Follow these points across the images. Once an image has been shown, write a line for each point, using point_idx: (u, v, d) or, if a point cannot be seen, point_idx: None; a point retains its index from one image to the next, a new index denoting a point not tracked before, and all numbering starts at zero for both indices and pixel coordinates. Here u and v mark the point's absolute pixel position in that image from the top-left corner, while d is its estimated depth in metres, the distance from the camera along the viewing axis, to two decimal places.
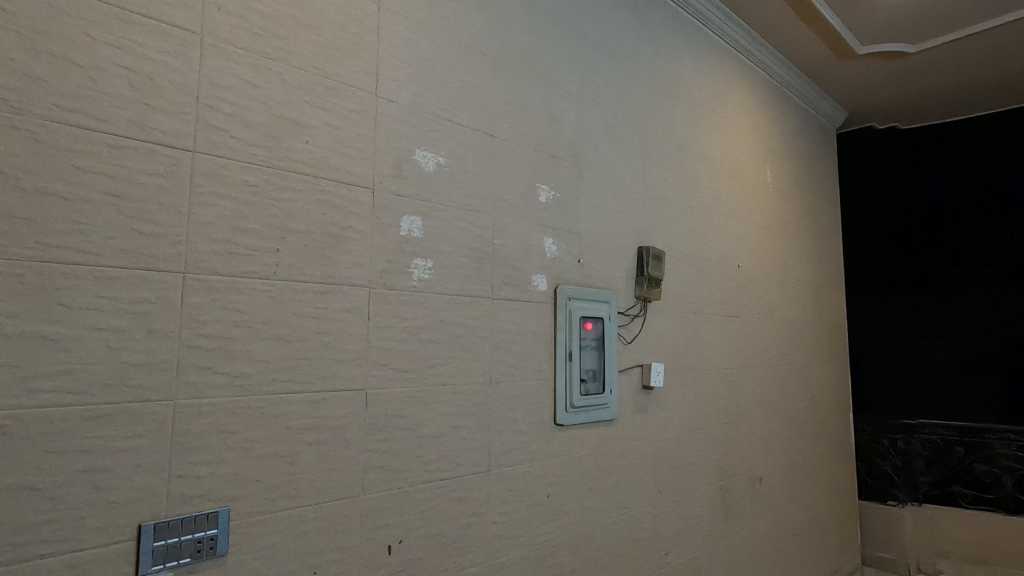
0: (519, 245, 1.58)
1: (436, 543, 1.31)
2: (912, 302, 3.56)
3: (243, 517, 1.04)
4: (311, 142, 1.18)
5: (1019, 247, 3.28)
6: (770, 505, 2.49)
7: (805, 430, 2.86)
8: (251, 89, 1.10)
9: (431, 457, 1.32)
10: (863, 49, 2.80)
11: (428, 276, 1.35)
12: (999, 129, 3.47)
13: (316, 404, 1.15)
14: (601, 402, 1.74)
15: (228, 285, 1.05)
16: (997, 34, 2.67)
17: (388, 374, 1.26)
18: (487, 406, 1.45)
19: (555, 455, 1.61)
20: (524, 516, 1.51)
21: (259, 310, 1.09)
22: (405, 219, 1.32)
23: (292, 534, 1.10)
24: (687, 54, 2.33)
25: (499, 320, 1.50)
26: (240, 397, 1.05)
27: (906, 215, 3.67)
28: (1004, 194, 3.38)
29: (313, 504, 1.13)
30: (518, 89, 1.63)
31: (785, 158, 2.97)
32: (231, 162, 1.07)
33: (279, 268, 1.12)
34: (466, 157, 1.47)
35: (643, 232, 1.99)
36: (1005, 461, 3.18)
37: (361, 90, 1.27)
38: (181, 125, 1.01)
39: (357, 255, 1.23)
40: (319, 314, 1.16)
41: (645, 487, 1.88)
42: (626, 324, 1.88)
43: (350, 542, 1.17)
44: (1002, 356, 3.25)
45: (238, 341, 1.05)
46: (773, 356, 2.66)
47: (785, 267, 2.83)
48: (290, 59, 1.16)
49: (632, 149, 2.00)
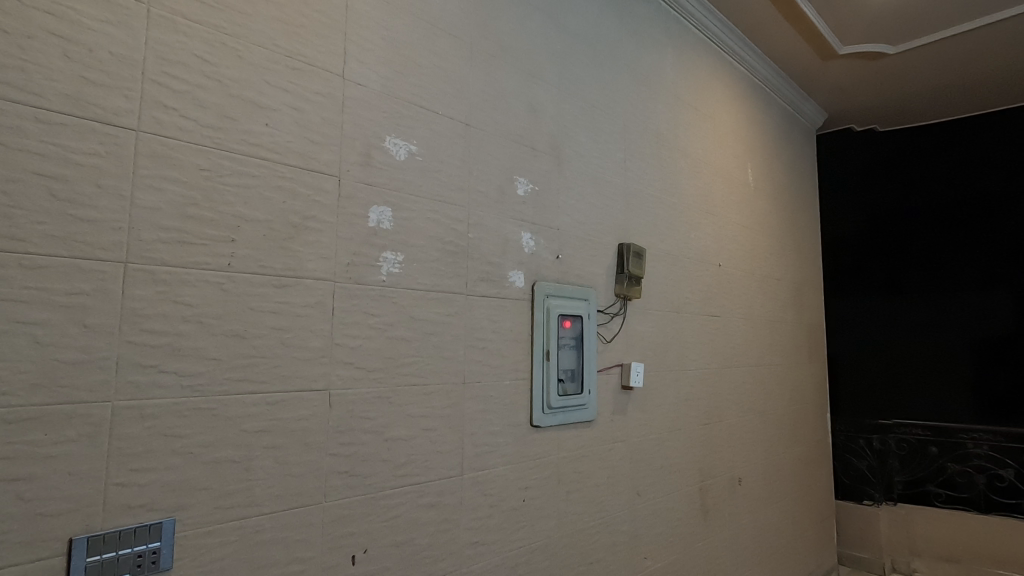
0: (495, 239, 1.50)
1: (404, 551, 1.24)
2: (888, 303, 3.62)
3: (191, 529, 0.96)
4: (271, 125, 1.11)
5: (992, 250, 3.36)
6: (750, 507, 2.42)
7: (788, 433, 2.81)
8: (205, 66, 1.03)
9: (400, 462, 1.25)
10: (846, 49, 2.73)
11: (398, 270, 1.29)
12: (972, 135, 3.54)
13: (274, 405, 1.08)
14: (579, 403, 1.66)
15: (176, 277, 0.98)
16: (983, 37, 2.63)
17: (354, 374, 1.19)
18: (460, 408, 1.38)
19: (533, 457, 1.53)
20: (499, 522, 1.44)
21: (211, 305, 1.01)
22: (374, 210, 1.26)
23: (246, 545, 1.02)
24: (673, 49, 2.26)
25: (474, 317, 1.43)
26: (188, 399, 0.98)
27: (882, 218, 3.72)
28: (978, 197, 3.46)
29: (270, 513, 1.05)
30: (495, 77, 1.55)
31: (769, 156, 2.90)
32: (181, 144, 1.00)
33: (234, 259, 1.05)
34: (440, 146, 1.40)
35: (623, 228, 1.92)
36: (977, 460, 3.25)
37: (328, 71, 1.21)
38: (123, 102, 0.94)
39: (321, 247, 1.16)
40: (278, 308, 1.09)
41: (624, 489, 1.81)
42: (605, 323, 1.80)
43: (310, 552, 1.10)
44: (972, 356, 3.34)
45: (187, 338, 0.98)
46: (755, 356, 2.58)
47: (766, 267, 2.75)
48: (249, 36, 1.10)
49: (615, 142, 1.93)
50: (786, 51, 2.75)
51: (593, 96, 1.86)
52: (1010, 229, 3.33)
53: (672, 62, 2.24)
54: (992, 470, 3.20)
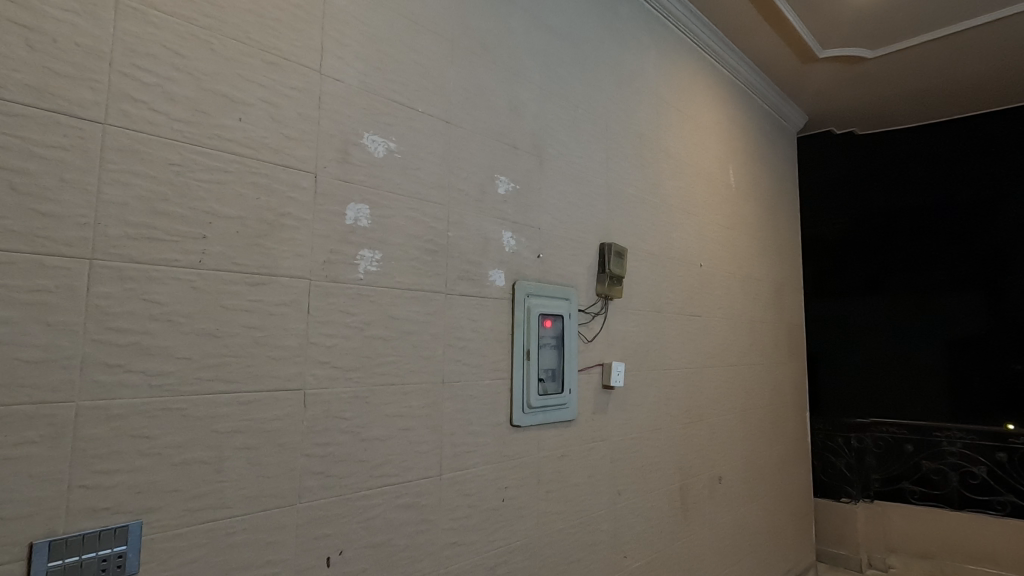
0: (476, 237, 1.49)
1: (381, 552, 1.23)
2: (866, 303, 3.68)
3: (159, 532, 0.94)
4: (245, 120, 1.09)
5: (967, 252, 3.44)
6: (729, 505, 2.44)
7: (767, 431, 2.83)
8: (176, 58, 1.01)
9: (377, 462, 1.24)
10: (825, 52, 2.77)
11: (375, 268, 1.27)
12: (949, 139, 3.61)
13: (246, 405, 1.05)
14: (559, 403, 1.66)
15: (145, 274, 0.95)
16: (958, 42, 2.68)
17: (330, 373, 1.18)
18: (439, 407, 1.37)
19: (512, 457, 1.53)
20: (477, 522, 1.43)
21: (182, 303, 0.99)
22: (351, 207, 1.24)
23: (216, 547, 1.00)
24: (655, 50, 2.27)
25: (454, 316, 1.42)
26: (157, 398, 0.95)
27: (862, 221, 3.78)
28: (955, 201, 3.52)
29: (242, 514, 1.03)
30: (476, 75, 1.54)
31: (750, 156, 2.93)
32: (150, 138, 0.97)
33: (206, 257, 1.02)
34: (419, 144, 1.39)
35: (605, 228, 1.92)
36: (952, 458, 3.31)
37: (304, 66, 1.19)
38: (89, 94, 0.92)
39: (296, 244, 1.15)
40: (251, 307, 1.07)
41: (605, 488, 1.81)
42: (586, 322, 1.80)
43: (283, 555, 1.08)
44: (948, 356, 3.40)
45: (156, 336, 0.96)
46: (735, 355, 2.61)
47: (747, 267, 2.77)
48: (222, 28, 1.07)
49: (597, 141, 1.93)
50: (766, 53, 2.77)
51: (576, 96, 1.86)
52: (984, 232, 3.41)
53: (654, 62, 2.25)
54: (965, 467, 3.27)
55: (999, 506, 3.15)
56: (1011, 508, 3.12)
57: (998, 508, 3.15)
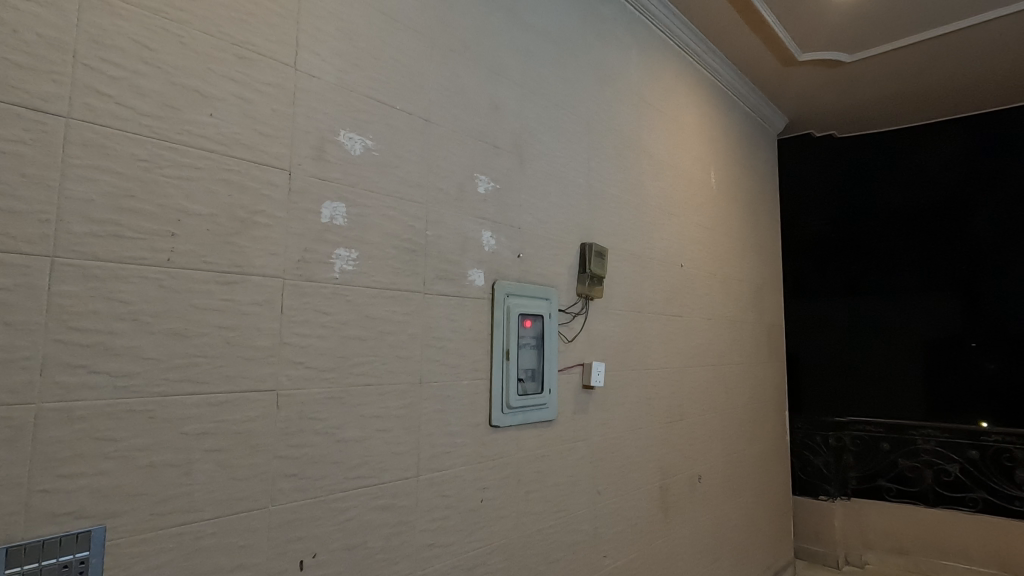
0: (455, 236, 1.48)
1: (357, 554, 1.21)
2: (845, 304, 3.75)
3: (125, 536, 0.92)
4: (216, 115, 1.07)
5: (943, 254, 3.51)
6: (709, 504, 2.46)
7: (746, 430, 2.86)
8: (144, 51, 0.99)
9: (352, 463, 1.22)
10: (805, 55, 2.80)
11: (351, 267, 1.26)
12: (926, 143, 3.67)
13: (217, 407, 1.03)
14: (539, 403, 1.65)
15: (109, 273, 0.93)
16: (933, 47, 2.72)
17: (304, 373, 1.16)
18: (417, 407, 1.36)
19: (491, 457, 1.52)
20: (456, 523, 1.42)
21: (149, 302, 0.97)
22: (326, 205, 1.22)
23: (185, 552, 0.98)
24: (637, 50, 2.28)
25: (432, 315, 1.41)
26: (122, 399, 0.93)
27: (841, 223, 3.85)
28: (931, 203, 3.59)
29: (212, 518, 1.01)
30: (456, 72, 1.53)
31: (731, 157, 2.95)
32: (116, 133, 0.95)
33: (174, 255, 1.00)
34: (399, 142, 1.37)
35: (586, 227, 1.92)
36: (926, 455, 3.38)
37: (279, 61, 1.17)
38: (51, 87, 0.89)
39: (270, 243, 1.13)
40: (223, 306, 1.05)
41: (585, 488, 1.82)
42: (567, 322, 1.80)
43: (255, 558, 1.06)
44: (925, 356, 3.46)
45: (122, 336, 0.94)
46: (715, 354, 2.63)
47: (727, 268, 2.80)
48: (193, 21, 1.05)
49: (578, 141, 1.93)
50: (747, 56, 2.80)
51: (557, 96, 1.86)
52: (959, 233, 3.48)
53: (636, 63, 2.26)
54: (940, 465, 3.33)
55: (972, 503, 3.22)
56: (983, 505, 3.19)
57: (971, 505, 3.22)
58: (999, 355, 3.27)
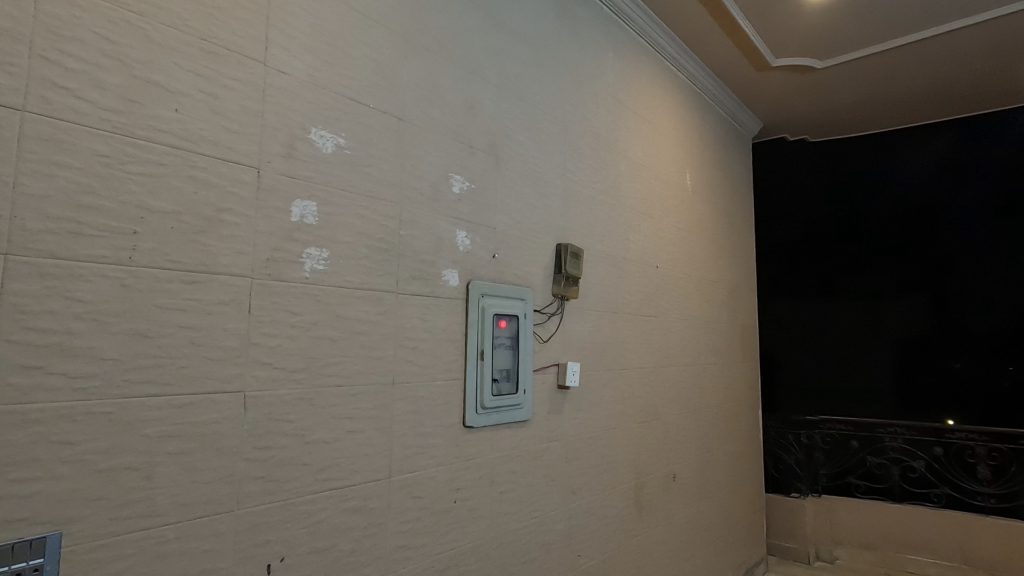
0: (429, 236, 1.48)
1: (326, 558, 1.20)
2: (818, 304, 3.83)
3: (82, 542, 0.89)
4: (182, 111, 1.04)
5: (912, 257, 3.61)
6: (683, 502, 2.49)
7: (720, 429, 2.89)
8: (105, 44, 0.96)
9: (323, 465, 1.21)
10: (778, 61, 2.86)
11: (323, 267, 1.24)
12: (894, 148, 3.77)
13: (181, 409, 1.01)
14: (513, 403, 1.65)
15: (68, 271, 0.91)
16: (903, 53, 2.79)
17: (272, 374, 1.14)
18: (389, 408, 1.35)
19: (465, 457, 1.52)
20: (428, 525, 1.41)
21: (110, 302, 0.94)
22: (297, 204, 1.21)
23: (146, 558, 0.96)
24: (614, 52, 2.29)
25: (405, 316, 1.40)
26: (81, 401, 0.91)
27: (814, 225, 3.93)
28: (901, 207, 3.70)
29: (175, 523, 0.99)
30: (431, 71, 1.52)
31: (706, 160, 2.99)
32: (75, 127, 0.92)
33: (137, 253, 0.98)
34: (372, 141, 1.36)
35: (562, 228, 1.93)
36: (892, 452, 3.48)
37: (248, 57, 1.15)
38: (6, 79, 0.86)
39: (237, 241, 1.11)
40: (188, 306, 1.03)
41: (559, 487, 1.82)
42: (542, 322, 1.80)
43: (220, 563, 1.04)
44: (894, 356, 3.56)
45: (80, 336, 0.91)
46: (690, 355, 2.66)
47: (702, 269, 2.84)
48: (158, 14, 1.03)
49: (554, 142, 1.94)
50: (722, 61, 2.84)
51: (533, 97, 1.86)
52: (926, 237, 3.59)
53: (613, 65, 2.28)
54: (906, 462, 3.44)
55: (936, 499, 3.33)
56: (947, 500, 3.30)
57: (935, 500, 3.33)
58: (965, 354, 3.37)
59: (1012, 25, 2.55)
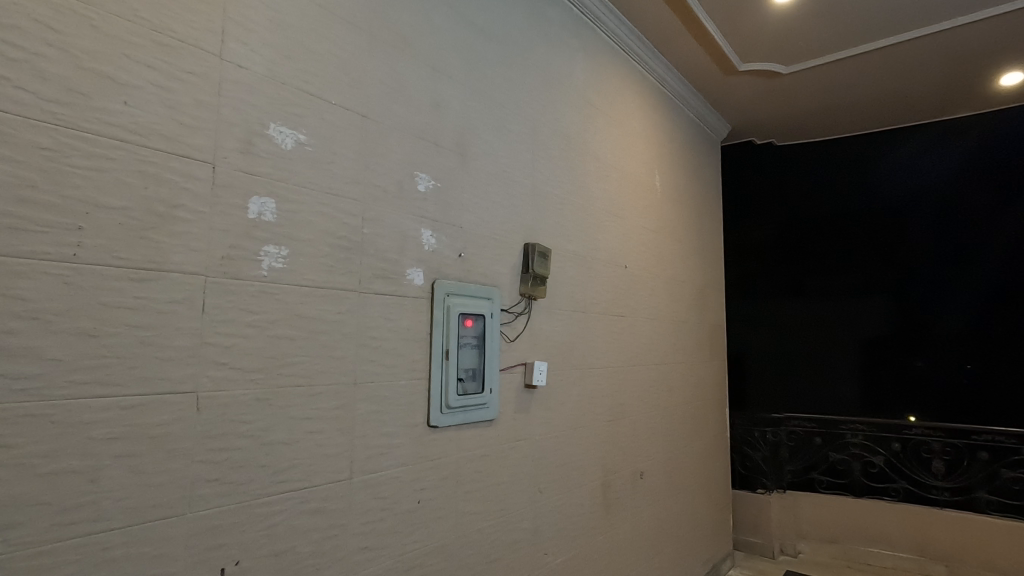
0: (394, 235, 1.46)
1: (284, 561, 1.18)
2: (785, 304, 3.92)
3: (21, 549, 0.86)
4: (132, 104, 1.02)
5: (876, 258, 3.73)
6: (650, 500, 2.52)
7: (688, 426, 2.94)
8: (49, 33, 0.93)
9: (280, 467, 1.19)
10: (745, 66, 2.91)
11: (281, 265, 1.22)
12: (858, 152, 3.89)
13: (130, 410, 0.98)
14: (479, 402, 1.65)
15: (6, 268, 0.87)
16: (866, 60, 2.87)
17: (227, 374, 1.12)
18: (350, 408, 1.33)
19: (429, 457, 1.51)
20: (390, 525, 1.40)
21: (53, 300, 0.91)
22: (254, 200, 1.18)
23: (90, 564, 0.93)
24: (583, 54, 2.31)
25: (367, 315, 1.38)
26: (21, 402, 0.87)
27: (782, 227, 4.02)
28: (866, 210, 3.81)
29: (121, 527, 0.96)
30: (396, 69, 1.51)
31: (675, 161, 3.03)
32: (14, 117, 0.89)
33: (82, 249, 0.95)
34: (334, 137, 1.34)
35: (530, 228, 1.93)
36: (854, 448, 3.59)
37: (203, 50, 1.12)
38: None
39: (189, 238, 1.08)
40: (138, 305, 1.00)
41: (526, 486, 1.83)
42: (509, 322, 1.81)
43: (171, 568, 1.02)
44: (859, 354, 3.66)
45: (20, 335, 0.88)
46: (658, 354, 2.69)
47: (670, 269, 2.88)
48: (105, 4, 1.00)
49: (523, 142, 1.94)
50: (691, 64, 2.89)
51: (501, 97, 1.86)
52: (892, 238, 3.70)
53: (582, 65, 2.30)
54: (867, 457, 3.55)
55: (894, 493, 3.46)
56: (904, 494, 3.43)
57: (893, 494, 3.46)
58: (926, 352, 3.49)
59: (969, 34, 2.65)
